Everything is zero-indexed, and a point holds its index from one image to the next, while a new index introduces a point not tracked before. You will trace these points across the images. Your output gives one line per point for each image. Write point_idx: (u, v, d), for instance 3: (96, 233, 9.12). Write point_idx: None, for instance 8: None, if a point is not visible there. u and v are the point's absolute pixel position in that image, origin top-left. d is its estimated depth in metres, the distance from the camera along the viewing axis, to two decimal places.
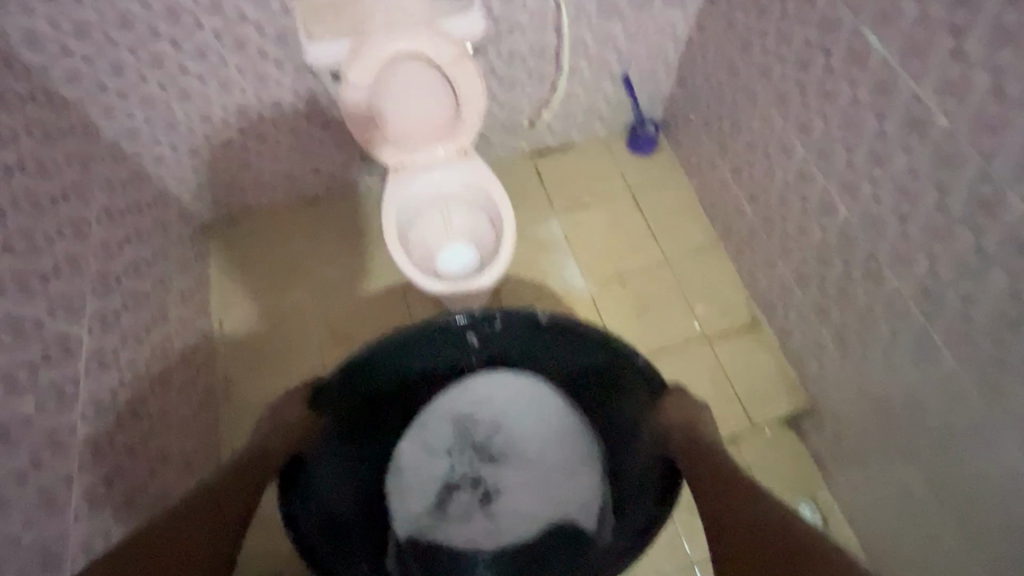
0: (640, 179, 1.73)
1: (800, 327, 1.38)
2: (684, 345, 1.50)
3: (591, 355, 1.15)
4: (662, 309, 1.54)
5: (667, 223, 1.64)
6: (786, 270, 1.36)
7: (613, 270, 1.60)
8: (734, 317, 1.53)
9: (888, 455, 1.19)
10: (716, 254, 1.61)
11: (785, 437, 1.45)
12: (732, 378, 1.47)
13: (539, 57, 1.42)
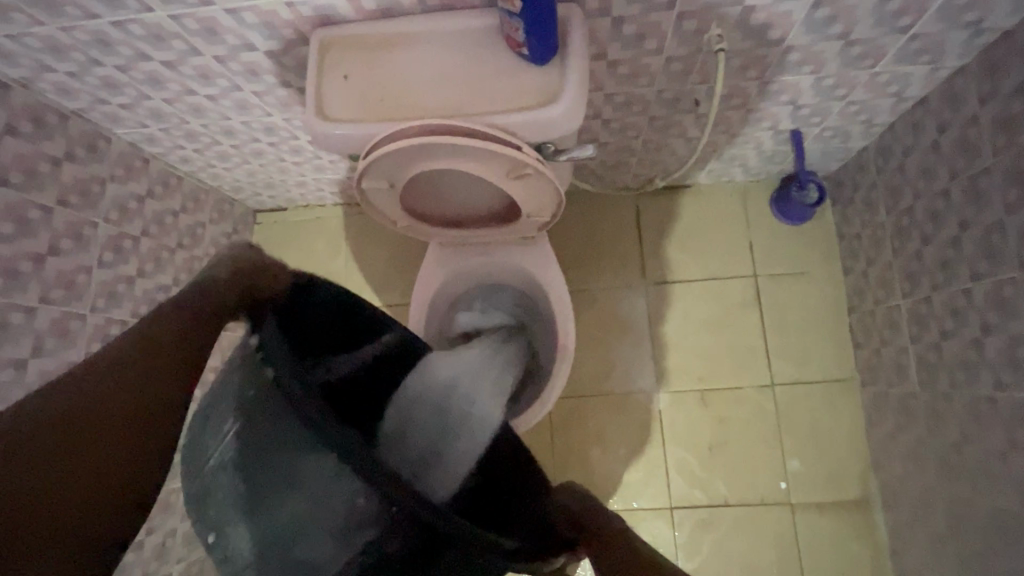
0: (771, 260, 1.28)
1: (924, 553, 1.03)
2: (759, 507, 1.19)
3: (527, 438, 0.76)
4: (744, 451, 1.22)
5: (782, 335, 1.25)
6: (937, 485, 0.97)
7: (695, 382, 1.26)
8: (837, 491, 1.17)
9: None
10: (842, 398, 1.21)
11: None
12: (806, 564, 1.16)
13: (670, 104, 0.96)
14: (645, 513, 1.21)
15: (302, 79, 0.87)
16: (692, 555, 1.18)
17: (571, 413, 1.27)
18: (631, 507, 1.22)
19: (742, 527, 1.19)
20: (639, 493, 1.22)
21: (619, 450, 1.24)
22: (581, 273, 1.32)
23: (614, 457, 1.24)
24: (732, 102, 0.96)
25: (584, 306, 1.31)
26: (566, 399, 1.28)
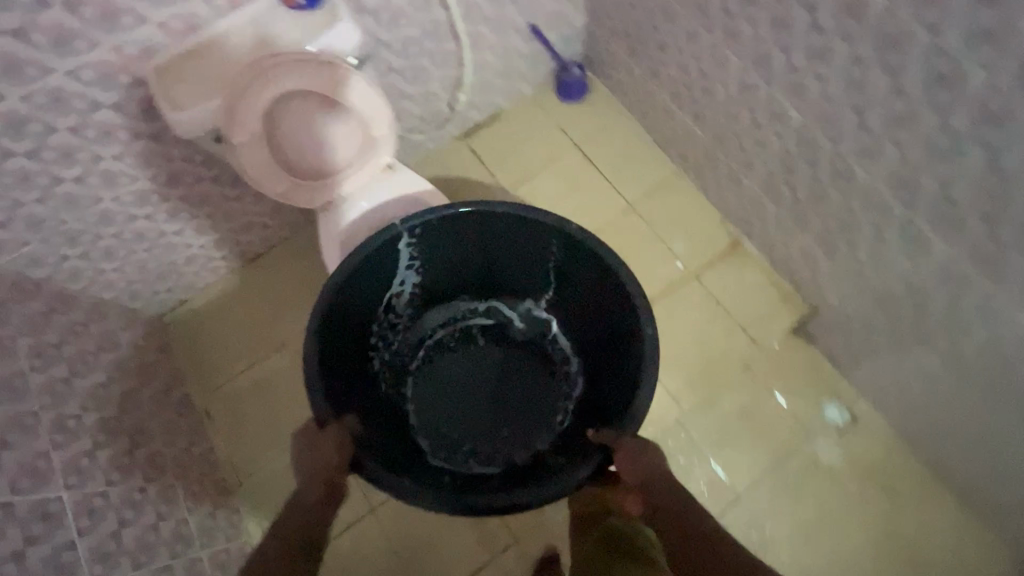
0: (580, 128, 1.62)
1: (777, 238, 1.34)
2: (675, 291, 1.45)
3: (490, 224, 1.13)
4: (641, 260, 1.48)
5: (618, 171, 1.57)
6: (750, 183, 1.30)
7: (581, 235, 1.52)
8: (715, 246, 1.47)
9: (897, 339, 1.17)
10: (681, 187, 1.53)
11: (800, 345, 1.43)
12: (729, 307, 1.43)
13: (435, 36, 1.28)
14: None
15: (149, 122, 1.05)
16: None
17: None
18: None
19: (675, 314, 1.44)
20: None
21: None
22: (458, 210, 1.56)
23: None
24: (472, 16, 1.31)
25: None
26: None
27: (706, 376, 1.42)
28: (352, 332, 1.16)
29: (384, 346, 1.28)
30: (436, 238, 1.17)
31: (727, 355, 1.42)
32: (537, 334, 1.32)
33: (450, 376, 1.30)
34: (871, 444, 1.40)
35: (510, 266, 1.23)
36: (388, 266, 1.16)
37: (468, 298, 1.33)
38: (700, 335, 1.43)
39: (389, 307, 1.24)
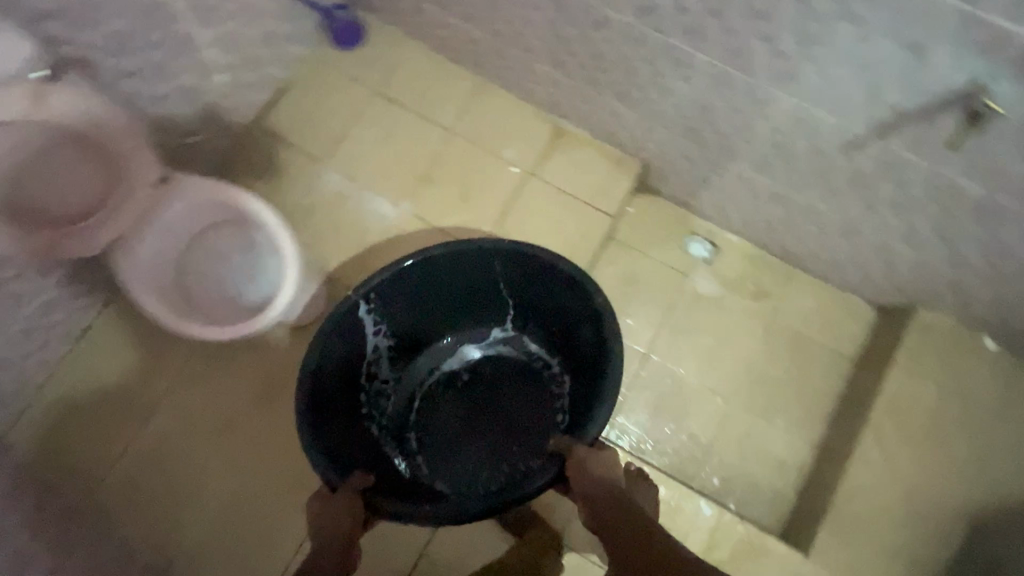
0: (371, 70, 1.53)
1: (585, 108, 1.38)
2: (520, 193, 1.46)
3: (436, 267, 1.20)
4: (479, 179, 1.47)
5: (424, 100, 1.52)
6: (540, 64, 1.32)
7: (414, 175, 1.48)
8: (539, 138, 1.48)
9: (710, 158, 1.27)
10: (489, 94, 1.51)
11: (647, 204, 1.56)
12: (571, 190, 1.46)
13: (157, 20, 1.15)
14: None
15: None
16: None
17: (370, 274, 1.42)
18: None
19: (527, 216, 1.45)
20: None
21: None
22: (281, 198, 1.46)
23: None
24: None
25: (302, 214, 1.45)
26: (359, 273, 1.42)
27: (575, 260, 1.44)
28: (341, 408, 1.21)
29: (379, 414, 1.32)
30: (393, 301, 1.23)
31: (588, 231, 1.45)
32: (515, 352, 1.38)
33: (447, 416, 1.34)
34: (736, 260, 1.53)
35: (467, 297, 1.30)
36: (357, 341, 1.23)
37: (442, 346, 1.38)
38: (556, 227, 1.44)
39: (370, 375, 1.30)
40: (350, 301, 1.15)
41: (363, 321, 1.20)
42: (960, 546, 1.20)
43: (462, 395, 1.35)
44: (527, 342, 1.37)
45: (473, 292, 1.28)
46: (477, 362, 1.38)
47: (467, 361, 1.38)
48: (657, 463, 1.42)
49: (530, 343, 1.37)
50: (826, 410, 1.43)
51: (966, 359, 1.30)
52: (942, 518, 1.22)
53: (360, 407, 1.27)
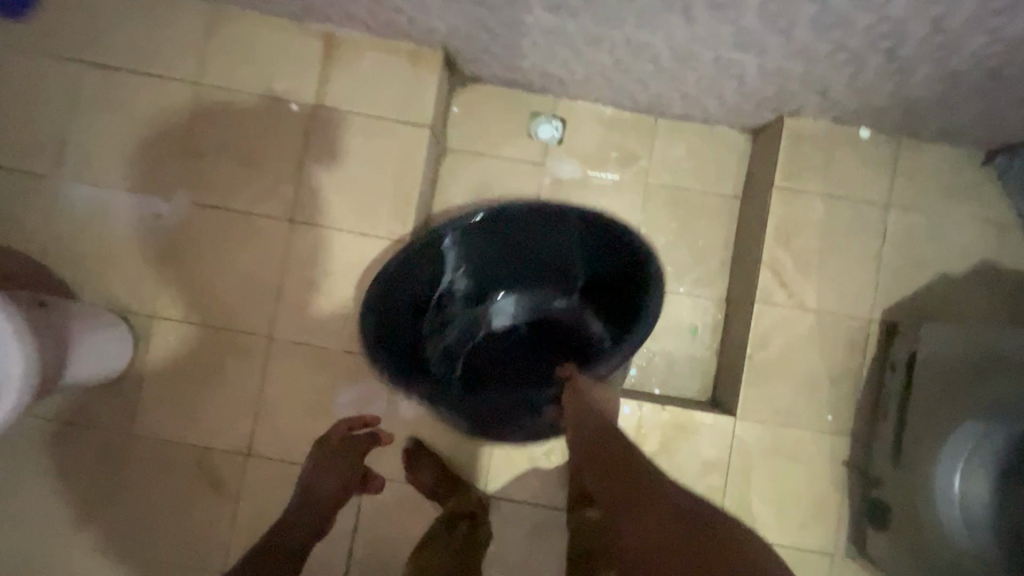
0: (66, 37, 1.16)
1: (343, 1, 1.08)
2: (313, 133, 1.17)
3: (541, 226, 1.01)
4: (258, 130, 1.17)
5: (154, 54, 1.17)
6: None
7: (178, 152, 1.16)
8: (311, 57, 1.17)
9: (504, 16, 1.01)
10: (233, 22, 1.17)
11: (475, 95, 1.32)
12: (371, 107, 1.17)
13: None
14: (295, 244, 1.17)
15: None
16: (343, 213, 1.16)
17: (173, 292, 1.16)
18: (286, 256, 1.16)
19: (330, 157, 1.17)
20: (276, 242, 1.16)
21: (226, 254, 1.16)
22: (25, 239, 1.14)
23: (232, 262, 1.16)
24: None
25: (60, 248, 1.15)
26: (160, 296, 1.16)
27: (405, 191, 1.17)
28: (413, 307, 1.04)
29: (441, 346, 1.11)
30: (475, 241, 1.03)
31: (407, 151, 1.17)
32: (568, 320, 1.15)
33: (494, 368, 1.11)
34: (591, 129, 1.32)
35: (559, 262, 1.10)
36: (429, 269, 1.03)
37: (512, 298, 1.16)
38: (369, 159, 1.17)
39: (439, 303, 1.10)
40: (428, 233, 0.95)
41: (439, 253, 1.00)
42: (876, 349, 1.16)
43: (504, 361, 1.12)
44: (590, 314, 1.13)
45: (566, 260, 1.09)
46: (549, 325, 1.15)
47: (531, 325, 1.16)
48: None
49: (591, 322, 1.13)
50: (725, 260, 1.31)
51: (844, 157, 1.18)
52: (851, 331, 1.16)
53: (424, 325, 1.08)
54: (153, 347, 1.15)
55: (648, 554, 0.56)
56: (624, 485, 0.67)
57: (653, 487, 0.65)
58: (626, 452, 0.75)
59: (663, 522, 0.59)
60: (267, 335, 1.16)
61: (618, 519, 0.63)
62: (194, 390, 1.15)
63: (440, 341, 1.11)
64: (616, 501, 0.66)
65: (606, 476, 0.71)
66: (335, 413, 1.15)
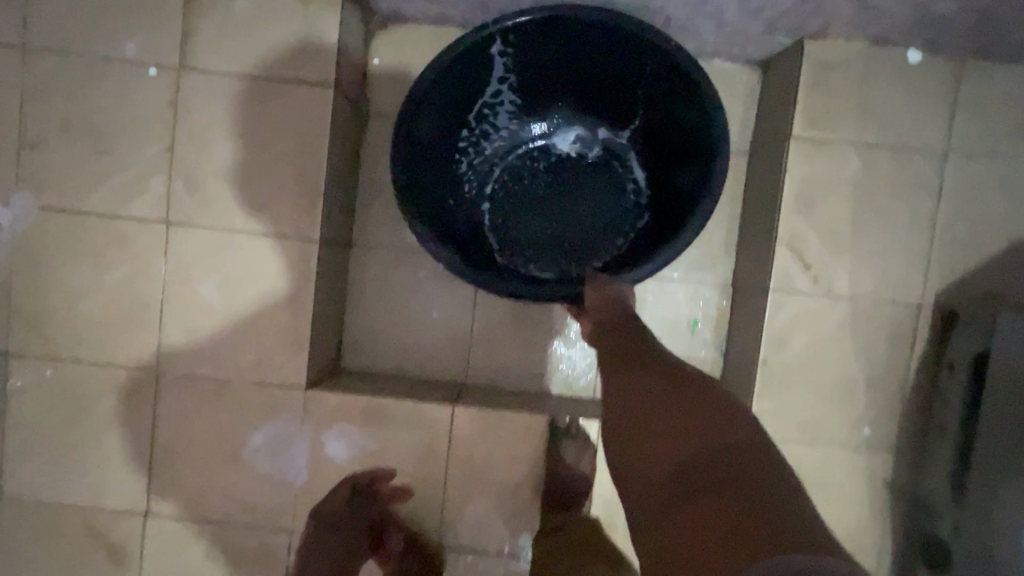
0: None
1: None
2: (182, 105, 0.90)
3: (616, 40, 0.84)
4: (109, 109, 0.90)
5: None
6: None
7: (12, 143, 0.90)
8: (164, 5, 0.88)
9: None
10: None
11: (396, 40, 1.02)
12: (251, 68, 0.89)
13: None
14: (173, 253, 0.91)
15: None
16: (234, 207, 0.91)
17: (33, 322, 0.92)
18: (167, 267, 0.91)
19: (206, 139, 0.90)
20: (153, 250, 0.91)
21: (89, 273, 0.92)
22: None
23: (97, 283, 0.92)
24: None
25: None
26: (16, 327, 0.92)
27: (308, 175, 0.91)
28: (472, 72, 0.89)
29: (475, 151, 0.98)
30: (548, 39, 0.87)
31: (307, 120, 0.90)
32: (609, 156, 1.00)
33: (525, 199, 0.98)
34: None
35: (627, 85, 0.92)
36: (484, 64, 0.89)
37: (567, 115, 0.99)
38: (258, 135, 0.90)
39: (483, 106, 0.95)
40: (502, 20, 0.82)
41: (512, 36, 0.85)
42: (929, 338, 0.90)
43: (537, 190, 0.98)
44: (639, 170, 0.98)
45: (639, 85, 0.91)
46: (598, 164, 0.99)
47: (581, 153, 1.00)
48: (553, 389, 1.07)
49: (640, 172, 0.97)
50: (729, 233, 1.04)
51: (887, 90, 0.88)
52: (894, 320, 0.90)
53: (468, 116, 0.95)
54: (16, 391, 0.93)
55: (673, 447, 0.50)
56: (649, 377, 0.61)
57: (682, 381, 0.58)
58: (643, 349, 0.67)
59: (689, 415, 0.53)
60: (154, 367, 0.93)
61: (632, 416, 0.57)
62: (74, 439, 0.94)
63: (473, 147, 0.98)
64: (631, 395, 0.59)
65: (617, 372, 0.64)
66: (247, 457, 0.93)
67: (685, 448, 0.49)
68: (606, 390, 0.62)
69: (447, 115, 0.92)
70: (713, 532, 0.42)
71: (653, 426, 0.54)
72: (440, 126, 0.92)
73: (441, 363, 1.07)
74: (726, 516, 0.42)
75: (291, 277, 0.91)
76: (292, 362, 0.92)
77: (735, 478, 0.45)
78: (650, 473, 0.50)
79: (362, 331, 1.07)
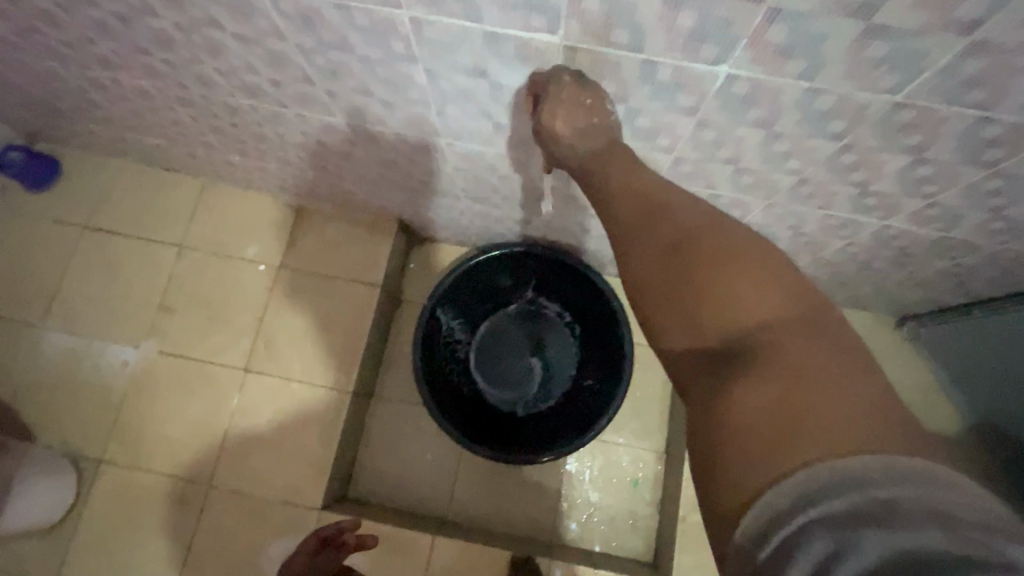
0: (77, 206, 1.35)
1: (307, 186, 1.24)
2: (276, 290, 1.30)
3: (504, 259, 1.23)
4: (226, 289, 1.31)
5: (146, 221, 1.35)
6: (233, 156, 1.17)
7: (152, 306, 1.30)
8: (280, 227, 1.34)
9: (440, 202, 1.16)
10: (219, 194, 1.36)
11: (428, 252, 1.46)
12: (328, 270, 1.31)
13: None
14: (245, 391, 1.24)
15: None
16: (295, 363, 1.26)
17: (129, 435, 1.22)
18: (237, 404, 1.24)
19: (287, 313, 1.29)
20: (229, 390, 1.24)
21: (180, 401, 1.24)
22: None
23: (183, 409, 1.23)
24: None
25: (34, 390, 1.25)
26: (112, 439, 1.22)
27: (353, 345, 1.27)
28: (428, 331, 1.22)
29: (453, 357, 1.31)
30: (457, 282, 1.23)
31: (357, 308, 1.29)
32: (533, 303, 1.35)
33: (507, 363, 1.33)
34: None
35: (516, 271, 1.28)
36: (433, 322, 1.24)
37: (485, 298, 1.33)
38: (324, 313, 1.29)
39: (438, 337, 1.27)
40: (433, 295, 1.18)
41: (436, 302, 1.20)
42: None
43: (503, 351, 1.34)
44: (551, 306, 1.33)
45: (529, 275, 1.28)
46: (525, 317, 1.35)
47: (506, 311, 1.36)
48: (518, 529, 1.29)
49: (553, 306, 1.33)
50: (663, 412, 1.34)
51: None
52: None
53: (438, 345, 1.27)
54: (97, 490, 1.20)
55: (754, 304, 0.44)
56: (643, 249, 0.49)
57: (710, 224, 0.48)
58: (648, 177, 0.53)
59: (767, 282, 0.45)
60: (207, 481, 1.19)
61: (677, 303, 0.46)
62: (130, 536, 1.17)
63: (451, 356, 1.31)
64: (678, 262, 0.47)
65: (654, 245, 0.48)
66: (262, 567, 1.14)
67: (769, 308, 0.44)
68: (632, 245, 0.50)
69: (431, 355, 1.24)
70: (811, 381, 0.39)
71: (710, 275, 0.45)
72: (431, 364, 1.24)
73: (429, 497, 1.32)
74: (823, 377, 0.40)
75: (325, 420, 1.22)
76: (314, 487, 1.18)
77: (812, 337, 0.42)
78: (705, 322, 0.45)
79: (369, 463, 1.34)
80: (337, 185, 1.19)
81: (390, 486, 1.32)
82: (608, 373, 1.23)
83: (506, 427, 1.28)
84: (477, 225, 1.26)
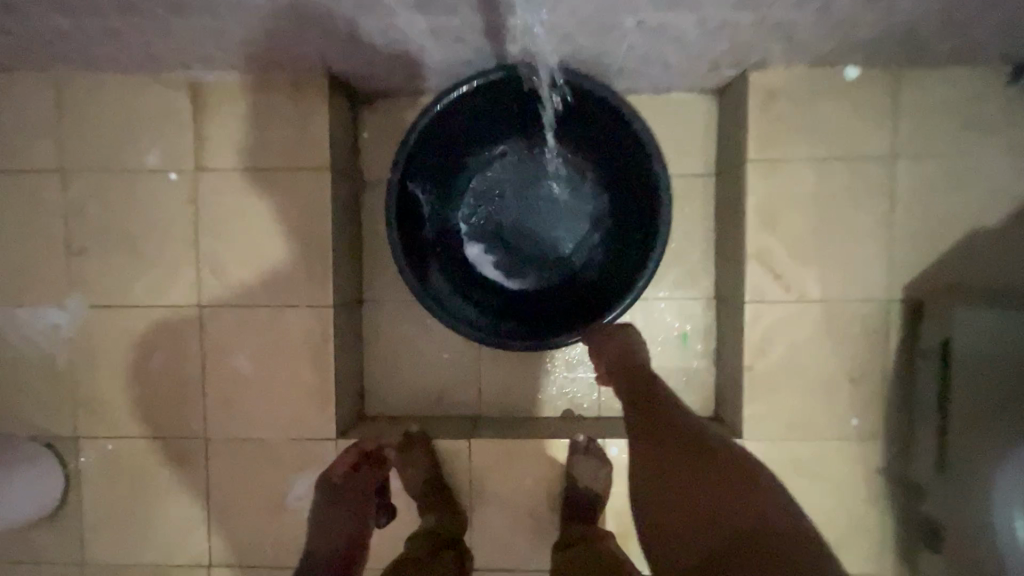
0: None
1: (187, 48, 0.89)
2: (203, 202, 1.02)
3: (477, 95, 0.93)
4: (141, 214, 1.02)
5: (7, 146, 1.02)
6: (61, 21, 0.81)
7: (60, 253, 1.03)
8: (181, 117, 1.01)
9: (370, 27, 0.81)
10: (86, 90, 1.01)
11: (381, 115, 1.13)
12: (259, 163, 1.01)
13: None
14: (208, 331, 1.03)
15: None
16: (256, 286, 1.02)
17: (97, 404, 1.05)
18: (204, 345, 1.03)
19: (226, 228, 1.02)
20: (190, 333, 1.03)
21: (138, 356, 1.04)
22: None
23: (145, 364, 1.04)
24: None
25: None
26: (80, 412, 1.05)
27: (317, 249, 1.01)
28: (404, 211, 0.96)
29: (445, 240, 1.05)
30: (424, 139, 0.94)
31: (310, 204, 1.01)
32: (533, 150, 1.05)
33: (512, 231, 1.07)
34: None
35: (497, 109, 0.98)
36: (408, 199, 0.97)
37: (465, 157, 1.04)
38: (271, 218, 1.01)
39: (420, 218, 1.01)
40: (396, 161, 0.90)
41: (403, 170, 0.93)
42: (899, 331, 0.96)
43: (505, 217, 1.07)
44: (551, 147, 1.04)
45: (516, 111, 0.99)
46: (522, 170, 1.06)
47: (496, 168, 1.06)
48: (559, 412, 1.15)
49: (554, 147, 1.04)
50: (707, 253, 1.11)
51: (831, 106, 0.95)
52: (864, 317, 0.97)
53: (422, 227, 1.01)
54: (86, 466, 1.06)
55: (738, 509, 0.66)
56: (671, 451, 0.76)
57: (735, 470, 0.71)
58: (668, 430, 0.80)
59: (734, 486, 0.69)
60: (202, 435, 1.04)
61: (677, 509, 0.70)
62: (141, 504, 1.06)
63: (443, 238, 1.05)
64: (673, 465, 0.75)
65: (669, 452, 0.76)
66: (291, 508, 1.03)
67: (746, 512, 0.66)
68: (644, 449, 0.79)
69: (415, 240, 0.99)
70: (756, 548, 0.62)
71: (692, 484, 0.71)
72: (418, 252, 0.99)
73: (454, 399, 1.17)
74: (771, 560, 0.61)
75: (312, 342, 1.02)
76: (322, 418, 1.02)
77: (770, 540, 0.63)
78: (686, 505, 0.70)
79: (379, 377, 1.17)
80: (224, 36, 0.84)
81: (410, 395, 1.17)
82: (642, 211, 0.99)
83: (528, 307, 1.06)
84: (431, 56, 0.91)
